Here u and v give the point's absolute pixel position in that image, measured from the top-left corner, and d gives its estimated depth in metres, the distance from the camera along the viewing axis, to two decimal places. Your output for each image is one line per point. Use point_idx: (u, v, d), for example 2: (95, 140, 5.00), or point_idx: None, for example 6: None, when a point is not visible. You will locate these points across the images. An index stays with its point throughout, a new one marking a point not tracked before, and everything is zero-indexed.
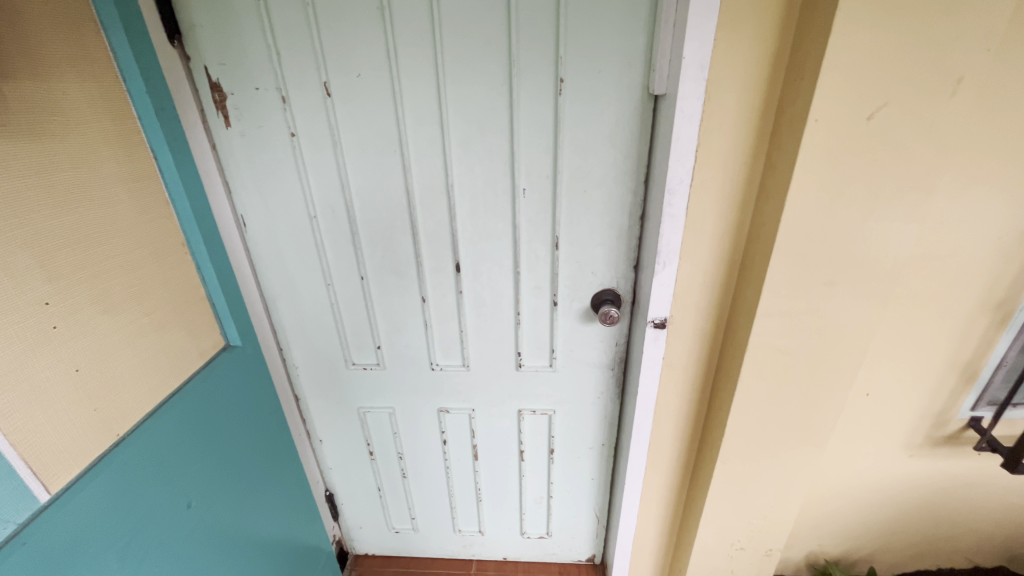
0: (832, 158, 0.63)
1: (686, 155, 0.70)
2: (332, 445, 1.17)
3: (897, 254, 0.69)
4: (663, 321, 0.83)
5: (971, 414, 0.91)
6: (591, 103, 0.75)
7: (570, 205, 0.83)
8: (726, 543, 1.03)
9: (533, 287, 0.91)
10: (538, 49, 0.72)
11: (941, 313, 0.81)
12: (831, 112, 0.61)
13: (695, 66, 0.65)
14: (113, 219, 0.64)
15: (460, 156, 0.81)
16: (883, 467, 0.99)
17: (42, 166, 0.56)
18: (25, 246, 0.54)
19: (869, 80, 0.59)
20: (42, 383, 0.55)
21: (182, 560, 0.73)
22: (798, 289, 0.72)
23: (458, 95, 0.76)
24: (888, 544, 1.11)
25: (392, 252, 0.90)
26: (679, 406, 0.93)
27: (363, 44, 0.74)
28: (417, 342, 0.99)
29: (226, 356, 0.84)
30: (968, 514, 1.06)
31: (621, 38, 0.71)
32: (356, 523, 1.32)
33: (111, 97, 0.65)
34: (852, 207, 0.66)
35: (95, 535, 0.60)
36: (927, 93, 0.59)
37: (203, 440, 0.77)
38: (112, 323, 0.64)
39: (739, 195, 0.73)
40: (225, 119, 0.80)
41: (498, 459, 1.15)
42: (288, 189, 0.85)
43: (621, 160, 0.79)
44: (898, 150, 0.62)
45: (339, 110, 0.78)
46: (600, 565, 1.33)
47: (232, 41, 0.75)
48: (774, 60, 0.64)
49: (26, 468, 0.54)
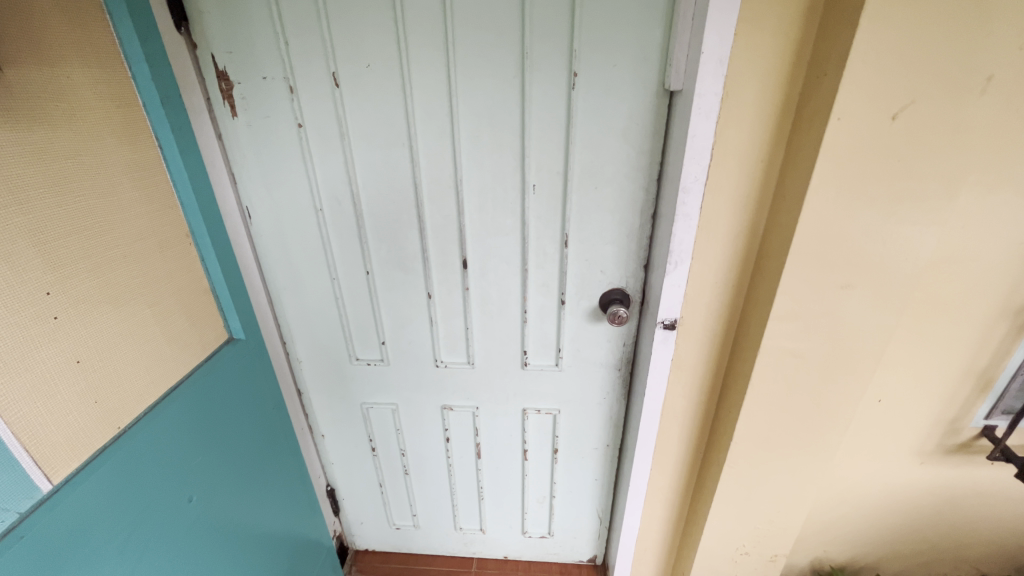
0: (853, 158, 0.61)
1: (702, 153, 0.68)
2: (334, 440, 1.16)
3: (917, 257, 0.67)
4: (673, 322, 0.82)
5: (985, 422, 0.89)
6: (605, 98, 0.74)
7: (581, 201, 0.81)
8: (731, 547, 1.01)
9: (541, 284, 0.90)
10: (551, 43, 0.71)
11: (958, 320, 0.79)
12: (854, 110, 0.59)
13: (713, 61, 0.63)
14: (117, 209, 0.63)
15: (470, 150, 0.79)
16: (893, 474, 0.97)
17: (46, 153, 0.55)
18: (28, 234, 0.53)
19: (895, 77, 0.57)
20: (43, 373, 0.54)
21: (182, 555, 0.72)
22: (813, 291, 0.70)
23: (469, 88, 0.75)
24: (895, 552, 1.10)
25: (398, 246, 0.88)
26: (686, 408, 0.92)
27: (373, 35, 0.72)
28: (422, 338, 0.98)
29: (229, 349, 0.83)
30: (979, 523, 1.04)
31: (636, 32, 0.69)
32: (358, 518, 1.31)
33: (117, 85, 0.64)
34: (872, 209, 0.64)
35: (94, 529, 0.59)
36: (953, 92, 0.57)
37: (205, 434, 0.77)
38: (115, 313, 0.63)
39: (754, 194, 0.72)
40: (232, 109, 0.79)
41: (501, 458, 1.14)
42: (295, 182, 0.84)
43: (633, 156, 0.78)
44: (922, 150, 0.61)
45: (347, 101, 0.77)
46: (602, 566, 1.32)
47: (240, 29, 0.73)
48: (795, 55, 0.63)
49: (28, 458, 0.53)
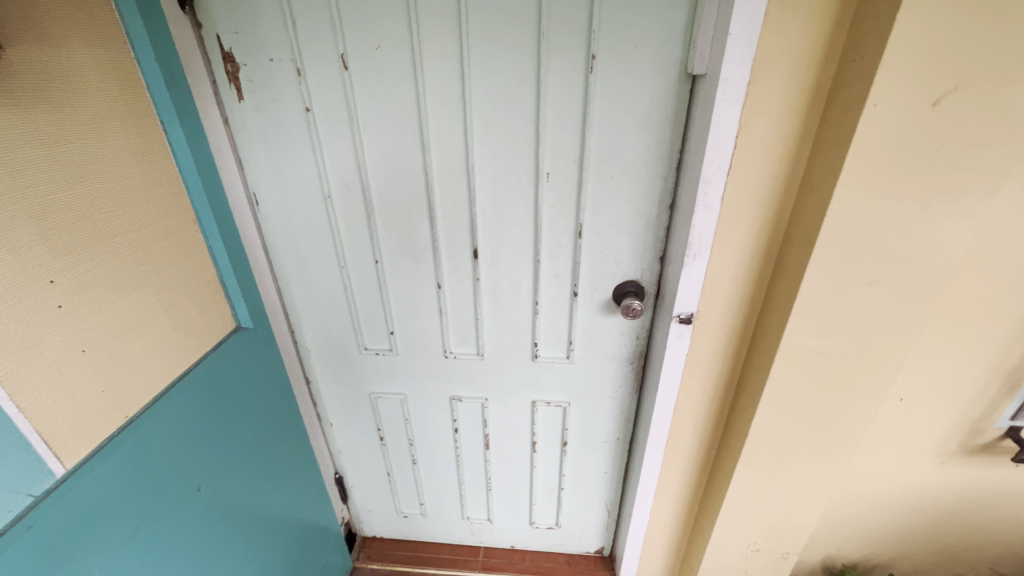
0: (888, 148, 0.58)
1: (726, 140, 0.65)
2: (343, 429, 1.15)
3: (951, 253, 0.64)
4: (690, 315, 0.79)
5: (1010, 423, 0.87)
6: (625, 82, 0.70)
7: (596, 190, 0.79)
8: (742, 544, 1.00)
9: (553, 275, 0.88)
10: (570, 24, 0.67)
11: (989, 318, 0.76)
12: (892, 96, 0.55)
13: (741, 43, 0.60)
14: (122, 195, 0.62)
15: (482, 136, 0.77)
16: (910, 474, 0.95)
17: (50, 135, 0.53)
18: (32, 220, 0.51)
19: (939, 60, 0.53)
20: (48, 363, 0.53)
21: (192, 544, 0.72)
22: (838, 287, 0.68)
23: (482, 72, 0.72)
24: (910, 551, 1.08)
25: (408, 235, 0.87)
26: (699, 402, 0.90)
27: (383, 16, 0.69)
28: (431, 329, 0.97)
29: (236, 338, 0.82)
30: (998, 524, 1.01)
31: (659, 13, 0.66)
32: (365, 506, 1.32)
33: (120, 66, 0.62)
34: (905, 203, 0.61)
35: (101, 521, 0.58)
36: (1003, 78, 0.53)
37: (211, 425, 0.76)
38: (122, 301, 0.61)
39: (779, 185, 0.69)
40: (238, 92, 0.76)
41: (510, 448, 1.13)
42: (303, 167, 0.82)
43: (652, 144, 0.75)
44: (963, 139, 0.57)
45: (356, 84, 0.74)
46: (609, 558, 1.32)
47: (246, 10, 0.70)
48: (830, 37, 0.59)
49: (42, 444, 0.53)
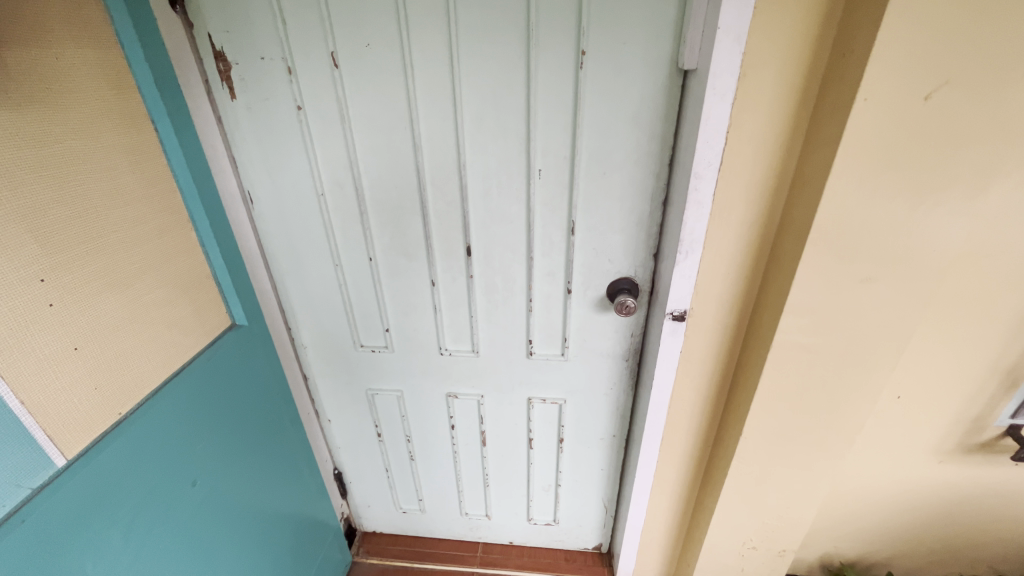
0: (879, 143, 0.57)
1: (716, 136, 0.65)
2: (340, 425, 1.16)
3: (945, 250, 0.63)
4: (683, 313, 0.79)
5: (1010, 422, 0.85)
6: (615, 79, 0.70)
7: (588, 187, 0.79)
8: (738, 542, 1.00)
9: (547, 272, 0.88)
10: (559, 20, 0.67)
11: (986, 316, 0.75)
12: (883, 90, 0.54)
13: (730, 38, 0.59)
14: (115, 194, 0.63)
15: (473, 133, 0.76)
16: (909, 472, 0.94)
17: (43, 135, 0.54)
18: (23, 220, 0.52)
19: (929, 55, 0.52)
20: (40, 361, 0.54)
21: (187, 538, 0.73)
22: (831, 285, 0.67)
23: (472, 69, 0.72)
24: (910, 550, 1.07)
25: (401, 233, 0.87)
26: (694, 400, 0.90)
27: (372, 14, 0.69)
28: (426, 326, 0.97)
29: (231, 335, 0.83)
30: (999, 524, 1.00)
31: (649, 8, 0.65)
32: (365, 501, 1.33)
33: (112, 66, 0.63)
34: (897, 199, 0.60)
35: (96, 515, 0.59)
36: (995, 72, 0.52)
37: (207, 421, 0.77)
38: (116, 298, 0.63)
39: (771, 182, 0.68)
40: (231, 91, 0.77)
41: (507, 445, 1.14)
42: (296, 166, 0.83)
43: (643, 140, 0.74)
44: (956, 135, 0.56)
45: (347, 82, 0.75)
46: (607, 554, 1.32)
47: (237, 9, 0.71)
48: (820, 32, 0.58)
49: (42, 433, 0.55)
